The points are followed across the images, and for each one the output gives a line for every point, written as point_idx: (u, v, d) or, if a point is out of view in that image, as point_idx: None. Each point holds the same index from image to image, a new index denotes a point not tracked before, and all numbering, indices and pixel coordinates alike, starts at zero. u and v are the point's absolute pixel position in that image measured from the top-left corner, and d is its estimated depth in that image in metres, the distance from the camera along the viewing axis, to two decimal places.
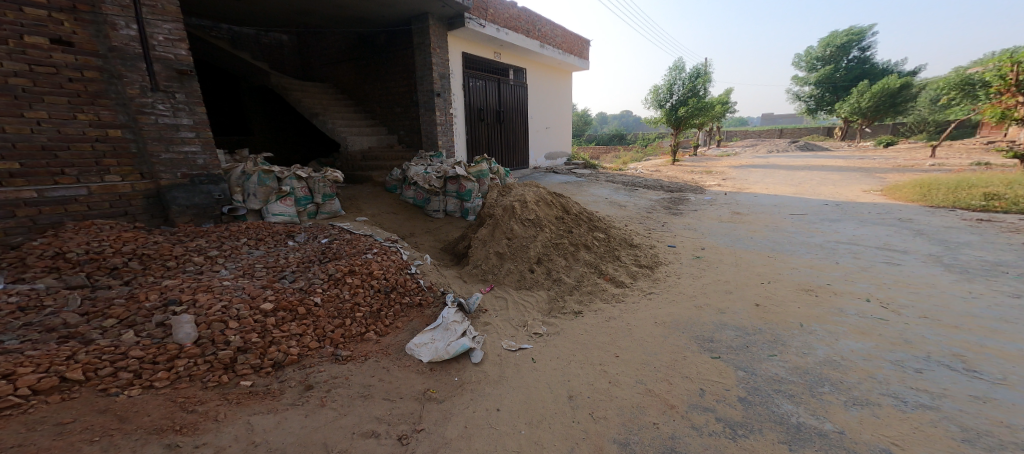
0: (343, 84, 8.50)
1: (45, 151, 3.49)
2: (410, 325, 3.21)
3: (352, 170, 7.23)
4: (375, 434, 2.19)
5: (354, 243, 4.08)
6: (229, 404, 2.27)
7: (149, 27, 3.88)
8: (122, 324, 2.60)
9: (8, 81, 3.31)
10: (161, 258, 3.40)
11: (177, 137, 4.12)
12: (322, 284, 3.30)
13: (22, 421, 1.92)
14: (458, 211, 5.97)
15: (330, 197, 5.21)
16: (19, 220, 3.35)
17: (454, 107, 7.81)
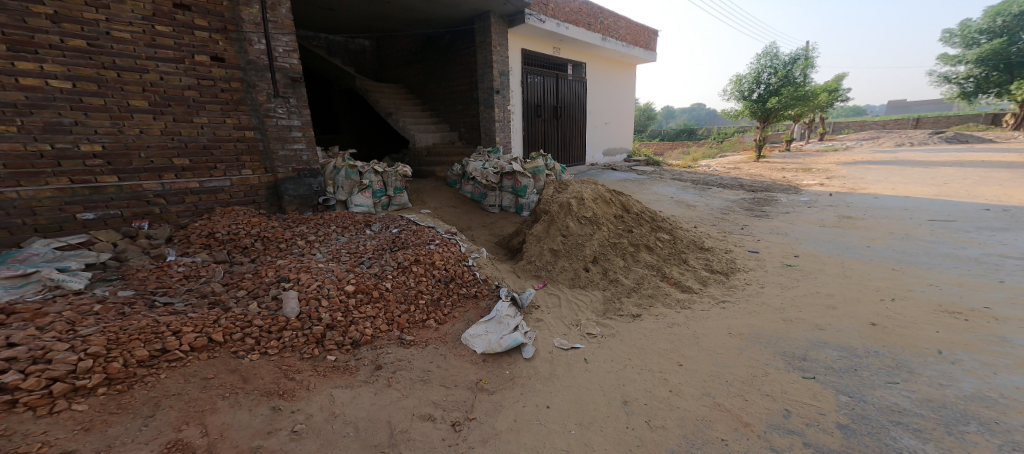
0: (412, 85, 8.89)
1: (205, 150, 4.21)
2: (467, 315, 3.30)
3: (418, 166, 7.56)
4: (432, 417, 2.29)
5: (420, 234, 4.28)
6: (318, 375, 2.51)
7: (271, 41, 4.44)
8: (249, 295, 3.01)
9: (185, 93, 4.04)
10: (277, 241, 3.86)
11: (290, 136, 4.68)
12: (393, 270, 3.50)
13: (181, 374, 2.32)
14: (513, 206, 6.02)
15: (400, 191, 5.37)
16: (187, 206, 4.10)
17: (512, 104, 7.88)
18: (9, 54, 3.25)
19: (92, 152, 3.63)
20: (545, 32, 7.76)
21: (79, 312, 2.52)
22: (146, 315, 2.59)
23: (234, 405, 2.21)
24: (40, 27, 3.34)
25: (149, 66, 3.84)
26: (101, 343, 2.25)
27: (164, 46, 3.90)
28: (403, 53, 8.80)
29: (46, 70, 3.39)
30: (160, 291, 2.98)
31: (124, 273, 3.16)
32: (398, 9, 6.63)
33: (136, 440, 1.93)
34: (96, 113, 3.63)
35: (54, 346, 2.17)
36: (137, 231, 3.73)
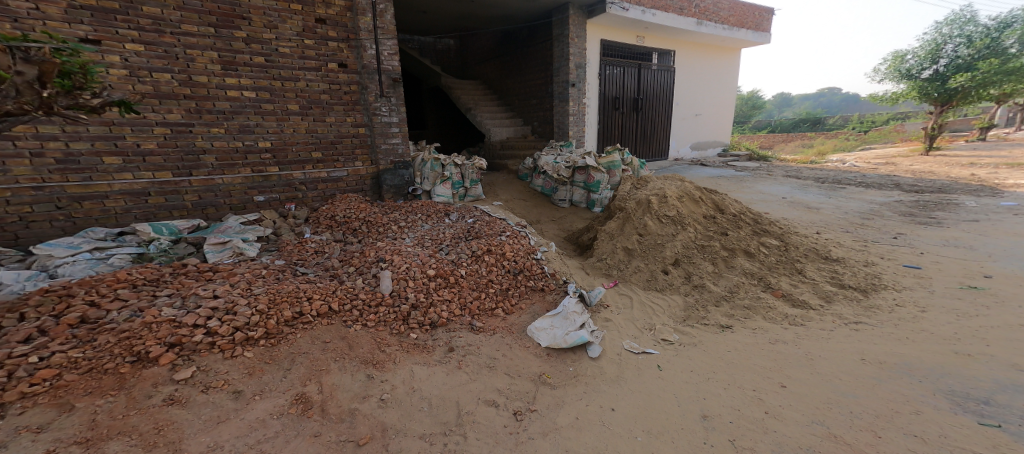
0: (490, 80, 9.13)
1: (331, 145, 4.73)
2: (533, 308, 3.34)
3: (492, 159, 7.80)
4: (495, 404, 2.38)
5: (492, 225, 4.40)
6: (402, 351, 2.71)
7: (379, 45, 4.75)
8: (356, 271, 3.37)
9: (322, 97, 4.58)
10: (376, 225, 4.22)
11: (391, 132, 5.00)
12: (467, 258, 3.65)
13: (311, 336, 2.69)
14: (584, 201, 5.98)
15: (475, 183, 5.54)
16: (319, 192, 4.71)
17: (588, 97, 7.74)
18: (223, 72, 4.01)
19: (264, 147, 4.34)
20: (627, 20, 7.42)
21: (256, 276, 3.09)
22: (292, 281, 3.10)
23: (341, 369, 2.50)
24: (234, 48, 4.03)
25: (300, 75, 4.41)
26: (265, 302, 2.73)
27: (311, 57, 4.44)
28: (484, 50, 9.06)
29: (242, 83, 4.12)
30: (298, 262, 3.51)
31: (278, 245, 3.80)
32: (482, 8, 6.84)
33: (276, 389, 2.31)
34: (269, 117, 4.31)
35: (239, 300, 2.70)
36: (286, 212, 4.40)
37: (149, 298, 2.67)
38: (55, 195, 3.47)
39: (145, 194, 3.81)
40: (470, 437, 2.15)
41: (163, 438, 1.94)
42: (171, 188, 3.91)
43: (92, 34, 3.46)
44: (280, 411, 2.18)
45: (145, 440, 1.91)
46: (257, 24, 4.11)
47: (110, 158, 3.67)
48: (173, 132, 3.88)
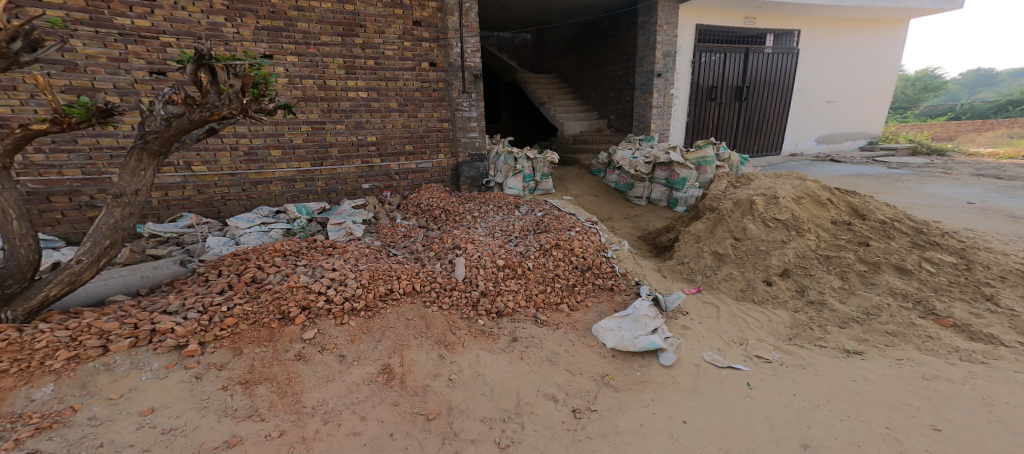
0: (566, 74, 9.01)
1: (420, 139, 5.00)
2: (599, 307, 3.27)
3: (564, 153, 7.71)
4: (554, 398, 2.40)
5: (561, 219, 4.36)
6: (469, 336, 2.81)
7: (463, 43, 4.87)
8: (437, 255, 3.55)
9: (415, 95, 4.84)
10: (452, 215, 4.42)
11: (470, 126, 5.14)
12: (535, 251, 3.67)
13: (398, 312, 2.88)
14: (665, 199, 5.64)
15: (547, 176, 5.49)
16: (409, 182, 5.05)
17: (676, 87, 7.27)
18: (345, 75, 4.43)
19: (370, 141, 4.72)
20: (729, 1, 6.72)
21: (360, 254, 3.39)
22: (386, 260, 3.35)
23: (419, 346, 2.67)
24: (352, 53, 4.42)
25: (400, 75, 4.69)
26: (365, 277, 2.98)
27: (408, 58, 4.70)
28: (562, 43, 8.94)
29: (358, 85, 4.51)
30: (390, 244, 3.81)
31: (375, 228, 4.16)
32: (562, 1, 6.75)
33: (369, 357, 2.54)
34: (375, 115, 4.68)
35: (348, 274, 2.99)
36: (383, 199, 4.81)
37: (290, 265, 3.09)
38: (243, 181, 4.23)
39: (294, 180, 4.45)
40: (527, 428, 2.20)
41: (291, 387, 2.28)
42: (309, 176, 4.50)
43: (268, 49, 4.07)
44: (370, 377, 2.41)
45: (280, 387, 2.27)
46: (371, 30, 4.45)
47: (275, 151, 4.32)
48: (311, 128, 4.41)
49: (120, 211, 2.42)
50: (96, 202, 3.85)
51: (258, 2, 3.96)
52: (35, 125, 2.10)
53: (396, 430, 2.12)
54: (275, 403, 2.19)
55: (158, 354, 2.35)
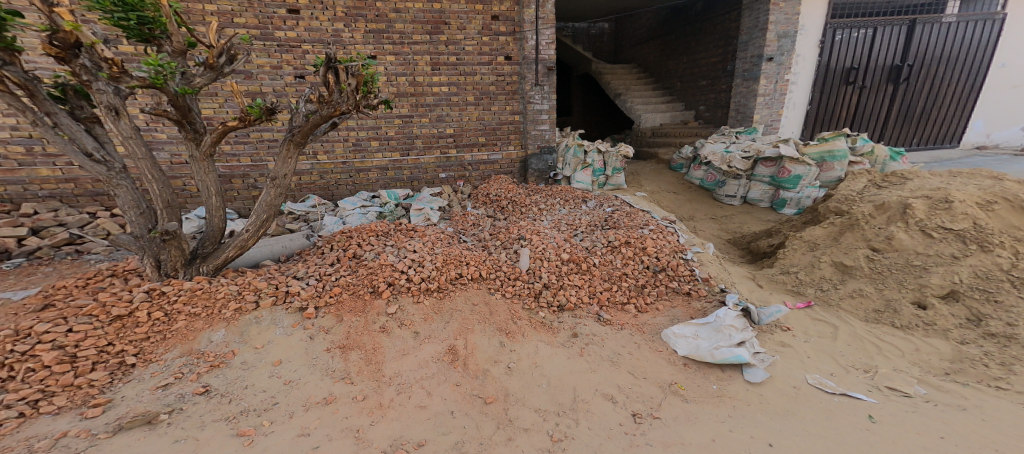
0: (648, 64, 8.61)
1: (494, 132, 5.14)
2: (671, 311, 3.09)
3: (639, 147, 7.50)
4: (613, 399, 2.35)
5: (633, 216, 4.19)
6: (528, 327, 2.84)
7: (539, 36, 4.88)
8: (502, 245, 3.63)
9: (490, 88, 4.96)
10: (518, 206, 4.49)
11: (540, 119, 5.15)
12: (602, 248, 3.58)
13: (465, 296, 2.99)
14: (766, 199, 5.13)
15: (618, 171, 5.31)
16: (479, 172, 5.22)
17: (795, 71, 6.21)
18: (430, 71, 4.69)
19: (448, 133, 4.96)
20: None
21: (436, 237, 3.56)
22: (458, 246, 3.50)
23: (483, 331, 2.76)
24: (438, 50, 4.65)
25: (477, 70, 4.85)
26: (439, 261, 3.12)
27: (486, 52, 4.82)
28: (646, 30, 8.47)
29: (440, 81, 4.75)
30: (461, 231, 3.98)
31: (449, 215, 4.39)
32: None
33: (438, 336, 2.68)
34: (454, 108, 4.89)
35: (425, 257, 3.14)
36: (457, 188, 5.04)
37: (381, 244, 3.31)
38: (349, 169, 4.72)
39: (386, 169, 4.85)
40: (582, 425, 2.18)
41: (375, 356, 2.48)
42: (397, 165, 4.87)
43: (373, 50, 4.45)
44: (438, 356, 2.54)
45: (367, 355, 2.48)
46: (454, 27, 4.64)
47: (373, 142, 4.73)
48: (402, 122, 4.76)
49: (274, 192, 2.87)
50: (260, 185, 4.39)
51: (367, 7, 4.32)
52: (229, 122, 2.62)
53: (457, 409, 2.22)
54: (362, 369, 2.40)
55: (288, 313, 2.68)
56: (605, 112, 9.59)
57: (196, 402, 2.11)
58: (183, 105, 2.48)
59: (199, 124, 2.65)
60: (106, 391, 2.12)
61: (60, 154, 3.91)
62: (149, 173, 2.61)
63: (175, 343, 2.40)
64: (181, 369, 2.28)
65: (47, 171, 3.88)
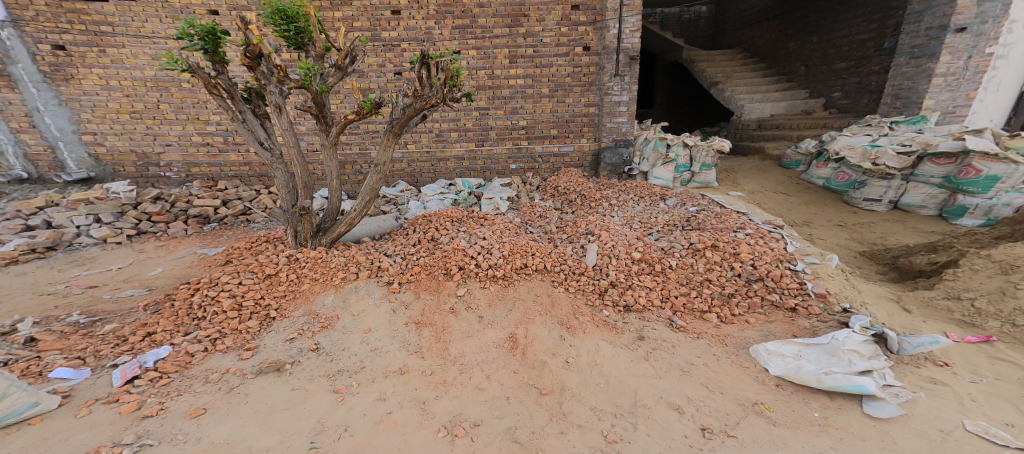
0: (757, 48, 7.71)
1: (565, 124, 5.07)
2: (766, 326, 2.77)
3: (738, 141, 6.72)
4: (680, 409, 2.22)
5: (723, 218, 3.83)
6: (591, 324, 2.80)
7: (622, 24, 4.66)
8: (569, 238, 3.60)
9: (565, 80, 4.89)
10: (589, 200, 4.41)
11: (618, 111, 4.95)
12: (682, 250, 3.36)
13: (528, 286, 3.05)
14: (932, 206, 4.16)
15: (708, 168, 4.95)
16: (550, 165, 5.22)
17: (1004, 42, 4.76)
18: (507, 64, 4.77)
19: (521, 125, 5.03)
20: None
21: (504, 227, 3.67)
22: (526, 236, 3.57)
23: (543, 322, 2.80)
24: (516, 43, 4.71)
25: (554, 62, 4.80)
26: (506, 250, 3.23)
27: (564, 43, 4.75)
28: (758, 10, 7.59)
29: (517, 74, 4.81)
30: (528, 221, 4.04)
31: (517, 206, 4.49)
32: None
33: (499, 323, 2.79)
34: (527, 101, 4.94)
35: (493, 244, 3.29)
36: (526, 180, 5.11)
37: (455, 230, 3.54)
38: (433, 159, 5.06)
39: (463, 160, 5.10)
40: (640, 430, 2.11)
41: (443, 335, 2.68)
42: (472, 156, 5.09)
43: (458, 45, 4.68)
44: (499, 342, 2.65)
45: (435, 333, 2.69)
46: (533, 19, 4.64)
47: (453, 133, 5.01)
48: (479, 114, 4.95)
49: (377, 176, 3.20)
50: (364, 171, 5.00)
51: (454, 4, 4.54)
52: (349, 116, 2.91)
53: (512, 395, 2.29)
54: (430, 345, 2.61)
55: (378, 286, 3.00)
56: (694, 103, 8.86)
57: (309, 356, 2.48)
58: (321, 102, 2.86)
59: (331, 118, 3.02)
60: (256, 337, 2.61)
61: (244, 143, 4.80)
62: (296, 159, 3.10)
63: (300, 303, 2.85)
64: (303, 326, 2.70)
65: (235, 156, 4.82)
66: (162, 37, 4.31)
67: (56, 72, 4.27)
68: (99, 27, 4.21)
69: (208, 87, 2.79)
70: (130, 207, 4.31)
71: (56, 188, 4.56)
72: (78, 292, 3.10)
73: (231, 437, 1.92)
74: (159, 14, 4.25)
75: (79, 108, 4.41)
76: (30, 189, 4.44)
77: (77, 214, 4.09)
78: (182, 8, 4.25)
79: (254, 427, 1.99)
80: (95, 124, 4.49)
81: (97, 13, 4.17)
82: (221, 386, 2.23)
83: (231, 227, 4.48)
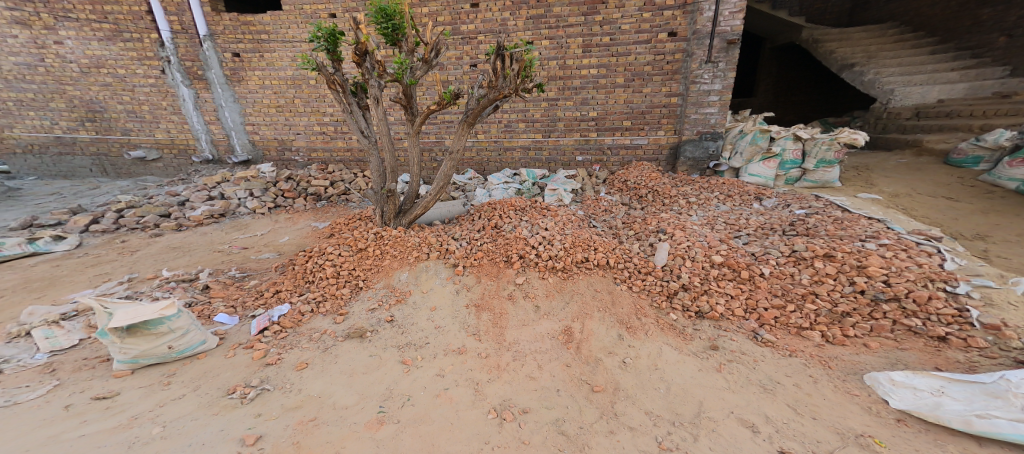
0: (923, 19, 6.29)
1: (640, 115, 4.78)
2: (894, 353, 2.34)
3: (882, 131, 5.74)
4: (754, 428, 2.01)
5: (845, 225, 3.25)
6: (656, 327, 2.67)
7: (719, 5, 4.21)
8: (635, 236, 3.45)
9: (644, 69, 4.59)
10: (663, 196, 4.16)
11: (707, 101, 4.52)
12: (780, 257, 2.96)
13: (588, 281, 3.00)
14: None
15: (828, 165, 4.25)
16: (619, 158, 5.00)
17: None
18: (581, 53, 4.63)
19: (591, 116, 4.87)
20: None
21: (567, 219, 3.62)
22: (590, 231, 3.49)
23: (601, 319, 2.74)
24: (591, 31, 4.55)
25: (632, 50, 4.54)
26: (567, 242, 3.20)
27: (646, 29, 4.46)
28: None
29: (591, 63, 4.65)
30: (591, 215, 3.94)
31: (581, 198, 4.38)
32: None
33: (556, 315, 2.80)
34: (600, 91, 4.75)
35: (555, 236, 3.28)
36: (592, 172, 4.96)
37: (518, 219, 3.61)
38: (499, 148, 5.14)
39: (530, 150, 5.11)
40: (701, 443, 1.96)
41: (500, 321, 2.79)
42: (538, 146, 5.07)
43: (531, 36, 4.65)
44: (553, 333, 2.67)
45: (494, 318, 2.81)
46: (611, 6, 4.43)
47: (521, 124, 5.02)
48: (548, 104, 4.89)
49: (452, 164, 3.40)
50: (438, 159, 5.33)
51: None
52: (430, 107, 3.14)
53: (563, 388, 2.31)
54: (488, 329, 2.74)
55: (444, 267, 3.21)
56: (812, 89, 7.62)
57: (385, 327, 2.79)
58: (410, 94, 3.15)
59: (416, 108, 3.30)
60: (347, 304, 3.00)
61: (349, 132, 5.48)
62: (386, 146, 3.46)
63: (381, 277, 3.18)
64: (382, 298, 3.02)
65: (341, 143, 5.54)
66: (300, 40, 5.07)
67: (234, 75, 5.31)
68: (260, 36, 5.11)
69: (328, 83, 3.21)
70: (272, 184, 5.26)
71: (228, 168, 5.77)
72: (236, 251, 3.91)
73: (322, 392, 2.28)
74: (298, 21, 5.00)
75: (246, 104, 5.45)
76: (212, 169, 5.73)
77: (239, 189, 5.11)
78: (312, 14, 4.95)
79: (338, 386, 2.32)
80: (255, 117, 5.51)
81: (260, 24, 5.06)
82: (318, 345, 2.63)
83: (335, 205, 5.15)
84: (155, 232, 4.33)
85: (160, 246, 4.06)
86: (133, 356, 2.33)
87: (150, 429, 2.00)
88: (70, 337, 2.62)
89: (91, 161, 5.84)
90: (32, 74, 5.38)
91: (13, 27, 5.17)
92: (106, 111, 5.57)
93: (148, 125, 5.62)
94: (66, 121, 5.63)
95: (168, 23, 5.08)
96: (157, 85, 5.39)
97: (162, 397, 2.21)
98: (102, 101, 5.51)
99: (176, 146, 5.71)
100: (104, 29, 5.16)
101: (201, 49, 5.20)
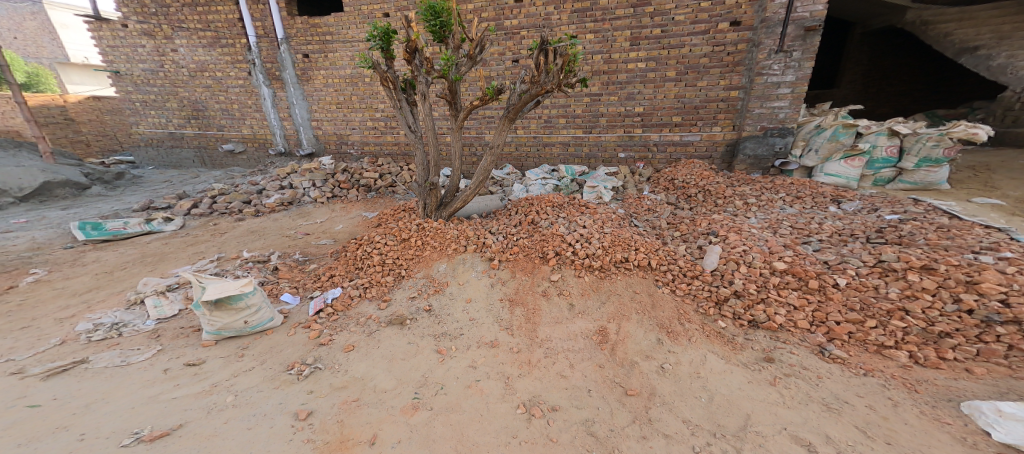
0: None
1: (694, 110, 4.51)
2: (1012, 383, 2.01)
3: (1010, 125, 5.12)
4: (811, 448, 1.83)
5: (947, 234, 2.79)
6: (702, 334, 2.51)
7: None
8: (682, 238, 3.27)
9: (700, 61, 4.32)
10: (716, 196, 3.90)
11: (775, 94, 4.14)
12: (862, 267, 2.62)
13: (627, 282, 2.89)
14: None
15: (934, 164, 3.68)
16: (667, 155, 4.76)
17: None
18: (630, 47, 4.46)
19: (637, 112, 4.67)
20: None
21: (607, 217, 3.50)
22: (631, 230, 3.35)
23: (639, 321, 2.63)
24: (641, 24, 4.36)
25: (687, 41, 4.29)
26: (606, 240, 3.10)
27: (703, 19, 4.19)
28: None
29: (640, 56, 4.46)
30: (633, 214, 3.78)
31: (622, 197, 4.23)
32: None
33: (592, 314, 2.73)
34: (649, 85, 4.54)
35: (593, 233, 3.18)
36: (635, 170, 4.77)
37: (555, 215, 3.55)
38: (540, 144, 5.10)
39: (570, 146, 5.01)
40: None
41: (534, 317, 2.77)
42: (580, 142, 4.96)
43: (576, 29, 4.55)
44: (588, 333, 2.61)
45: (529, 313, 2.80)
46: None
47: (562, 119, 4.94)
48: (591, 100, 4.77)
49: (491, 158, 3.44)
50: (478, 153, 5.41)
51: None
52: (474, 102, 3.18)
53: (595, 389, 2.25)
54: (521, 324, 2.73)
55: (480, 260, 3.25)
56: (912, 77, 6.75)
57: (423, 316, 2.89)
58: (455, 90, 3.21)
59: (460, 104, 3.36)
60: (391, 291, 3.15)
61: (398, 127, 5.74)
62: (431, 140, 3.56)
63: (422, 267, 3.28)
64: (422, 287, 3.13)
65: (391, 138, 5.83)
66: (358, 40, 5.38)
67: (304, 75, 5.77)
68: (326, 37, 5.49)
69: (381, 79, 3.36)
70: (331, 175, 5.65)
71: (296, 160, 6.29)
72: (301, 237, 4.26)
73: (366, 373, 2.41)
74: (359, 23, 5.30)
75: (313, 102, 5.91)
76: (284, 162, 6.27)
77: (304, 179, 5.55)
78: (369, 14, 5.23)
79: (381, 369, 2.44)
80: (320, 114, 5.95)
81: (326, 26, 5.44)
82: (363, 328, 2.80)
83: (383, 197, 5.42)
84: (239, 217, 4.83)
85: (242, 229, 4.53)
86: (217, 328, 2.62)
87: (224, 397, 2.24)
88: (172, 307, 3.01)
89: (193, 153, 6.65)
90: (153, 78, 6.25)
91: (141, 38, 6.02)
92: (206, 110, 6.30)
93: (237, 122, 6.29)
94: (176, 119, 6.45)
95: (254, 29, 5.61)
96: (245, 86, 6.00)
97: (237, 367, 2.47)
98: (204, 102, 6.25)
99: (257, 140, 6.32)
100: (206, 37, 5.84)
101: (278, 52, 5.69)
